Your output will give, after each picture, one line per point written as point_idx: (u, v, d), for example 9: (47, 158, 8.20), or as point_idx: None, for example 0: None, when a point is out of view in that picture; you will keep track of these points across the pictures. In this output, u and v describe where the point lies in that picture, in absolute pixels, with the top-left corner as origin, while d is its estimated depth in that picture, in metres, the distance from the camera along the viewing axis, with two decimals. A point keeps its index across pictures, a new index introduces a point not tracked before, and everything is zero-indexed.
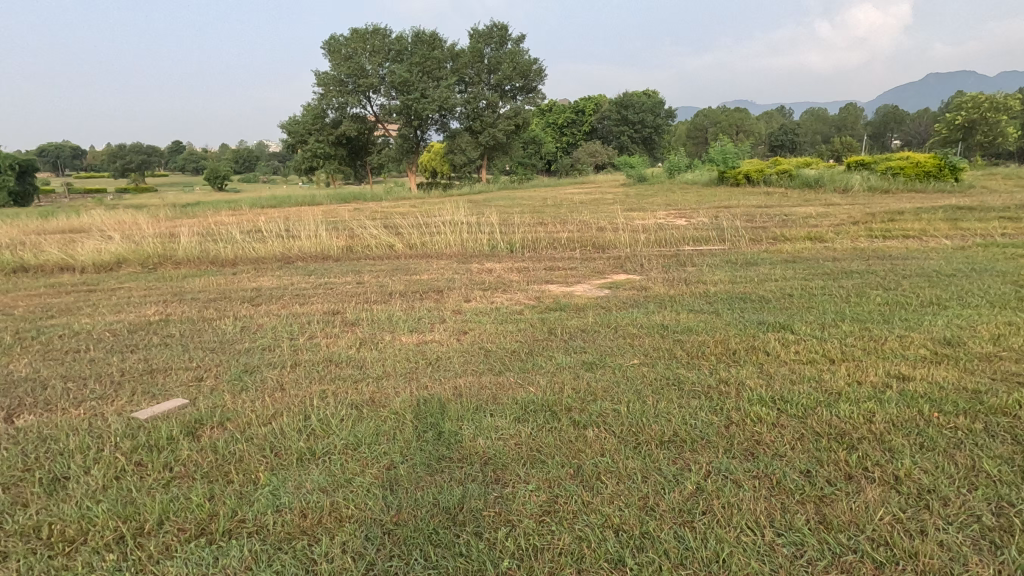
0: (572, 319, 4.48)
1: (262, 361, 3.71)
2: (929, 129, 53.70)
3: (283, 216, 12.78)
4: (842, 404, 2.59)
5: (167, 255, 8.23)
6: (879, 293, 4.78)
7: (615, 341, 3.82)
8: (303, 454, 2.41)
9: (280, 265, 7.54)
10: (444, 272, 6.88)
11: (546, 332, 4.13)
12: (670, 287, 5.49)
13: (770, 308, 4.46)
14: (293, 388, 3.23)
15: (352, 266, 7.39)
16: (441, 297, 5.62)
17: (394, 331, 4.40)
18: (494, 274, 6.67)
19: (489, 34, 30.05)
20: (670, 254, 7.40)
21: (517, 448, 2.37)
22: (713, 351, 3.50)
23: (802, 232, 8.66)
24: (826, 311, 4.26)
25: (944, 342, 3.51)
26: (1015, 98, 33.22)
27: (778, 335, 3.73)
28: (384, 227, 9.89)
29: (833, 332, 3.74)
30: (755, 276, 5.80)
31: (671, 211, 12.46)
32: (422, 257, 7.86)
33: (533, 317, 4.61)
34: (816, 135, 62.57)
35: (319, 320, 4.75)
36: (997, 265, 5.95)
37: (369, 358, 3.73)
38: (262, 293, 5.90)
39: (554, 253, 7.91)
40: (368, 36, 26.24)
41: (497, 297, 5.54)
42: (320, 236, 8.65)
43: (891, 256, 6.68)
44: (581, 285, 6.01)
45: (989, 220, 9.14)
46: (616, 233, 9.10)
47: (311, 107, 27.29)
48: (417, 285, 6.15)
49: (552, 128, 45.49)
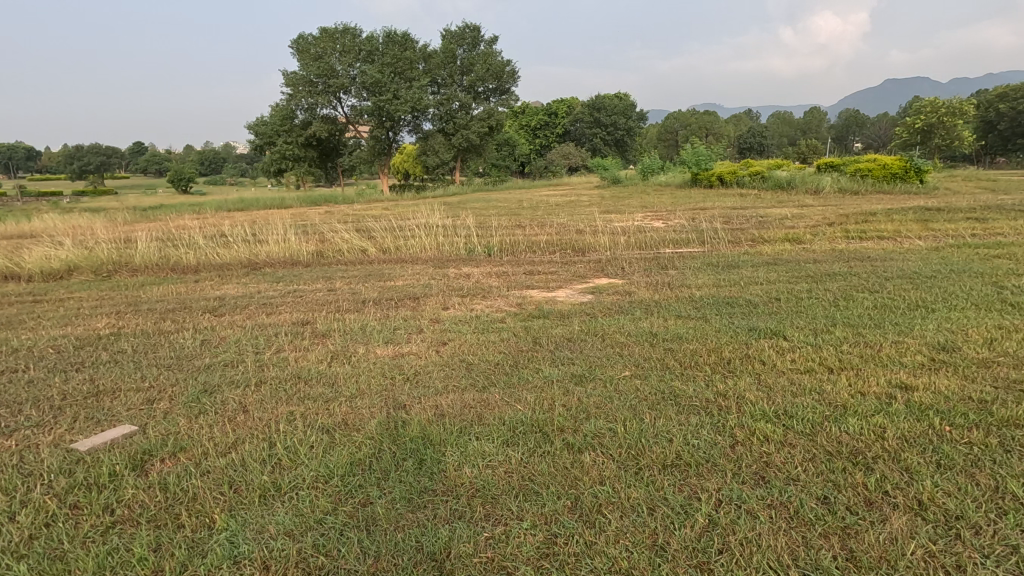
0: (556, 327, 4.28)
1: (223, 380, 3.40)
2: (889, 132, 55.54)
3: (250, 220, 12.33)
4: (850, 419, 2.45)
5: (124, 262, 7.76)
6: (865, 297, 4.72)
7: (603, 351, 3.64)
8: (267, 489, 2.14)
9: (246, 271, 7.17)
10: (420, 277, 6.62)
11: (531, 342, 3.92)
12: (655, 292, 5.35)
13: (759, 313, 4.34)
14: (257, 410, 2.94)
15: (324, 272, 7.07)
16: (418, 304, 5.36)
17: (369, 342, 4.13)
18: (472, 279, 6.45)
19: (461, 35, 29.77)
20: (651, 257, 7.29)
21: (508, 477, 2.16)
22: (707, 360, 3.34)
23: (779, 233, 8.68)
24: (816, 316, 4.16)
25: (939, 347, 3.42)
26: (969, 103, 34.51)
27: (771, 342, 3.60)
28: (356, 230, 9.56)
29: (826, 339, 3.62)
30: (738, 278, 5.71)
31: (648, 213, 12.44)
32: (397, 261, 7.58)
33: (516, 325, 4.39)
34: (782, 139, 64.12)
35: (287, 332, 4.44)
36: (974, 266, 5.99)
37: (341, 373, 3.46)
38: (225, 302, 5.54)
39: (533, 257, 7.72)
40: (338, 36, 25.82)
41: (476, 304, 5.31)
42: (290, 240, 8.29)
43: (870, 258, 6.69)
44: (563, 290, 5.83)
45: (957, 221, 9.31)
46: (596, 235, 8.96)
47: (279, 107, 26.62)
48: (393, 292, 5.87)
49: (525, 130, 45.48)
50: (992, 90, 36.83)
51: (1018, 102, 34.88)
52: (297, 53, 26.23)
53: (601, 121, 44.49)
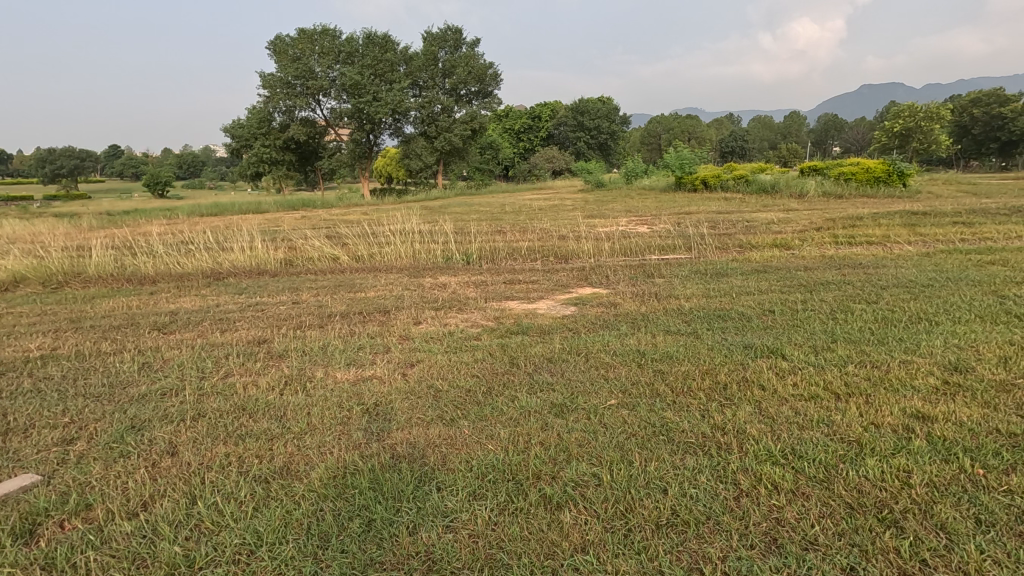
0: (535, 344, 3.93)
1: (155, 413, 2.98)
2: (867, 137, 56.38)
3: (220, 226, 11.79)
4: (869, 460, 2.13)
5: (76, 273, 7.26)
6: (863, 309, 4.44)
7: (586, 375, 3.29)
8: (177, 565, 1.76)
9: (208, 282, 6.72)
10: (393, 288, 6.24)
11: (507, 363, 3.55)
12: (642, 303, 5.03)
13: (753, 328, 4.03)
14: (187, 452, 2.53)
15: (291, 282, 6.66)
16: (387, 319, 4.96)
17: (328, 365, 3.72)
18: (448, 290, 6.07)
19: (443, 37, 29.29)
20: (636, 265, 6.98)
21: (472, 543, 1.80)
22: (701, 385, 3.01)
23: (766, 239, 8.44)
24: (815, 332, 3.86)
25: (951, 367, 3.12)
26: (946, 108, 35.00)
27: (769, 363, 3.29)
28: (328, 237, 9.14)
29: (828, 359, 3.32)
30: (728, 288, 5.41)
31: (632, 217, 12.18)
32: (370, 270, 7.17)
33: (491, 343, 4.02)
34: (763, 142, 64.78)
35: (239, 353, 4.02)
36: (970, 273, 5.76)
37: (292, 403, 3.06)
38: (178, 318, 5.09)
39: (514, 265, 7.37)
40: (317, 37, 25.34)
41: (451, 318, 4.92)
42: (256, 248, 7.84)
43: (862, 265, 6.45)
44: (544, 302, 5.48)
45: (944, 224, 9.19)
46: (579, 241, 8.63)
47: (256, 110, 26.01)
48: (363, 305, 5.48)
49: (509, 133, 45.11)
50: (966, 95, 37.43)
51: (991, 107, 35.49)
52: (274, 54, 25.64)
53: (584, 125, 44.39)
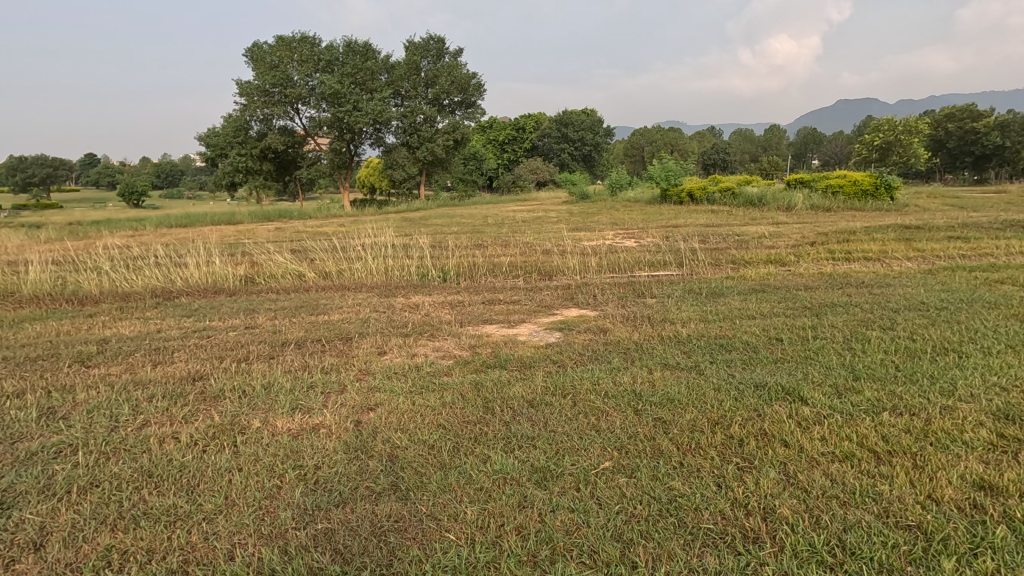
0: (514, 382, 3.40)
1: (35, 482, 2.38)
2: (847, 150, 57.24)
3: (185, 238, 11.12)
4: (943, 562, 1.65)
5: (11, 292, 6.59)
6: (880, 338, 3.96)
7: (574, 425, 2.77)
8: None
9: (155, 303, 6.09)
10: (360, 309, 5.68)
11: (480, 409, 3.01)
12: (634, 328, 4.54)
13: (762, 363, 3.53)
14: (61, 545, 1.96)
15: (248, 303, 6.05)
16: (348, 348, 4.38)
17: (269, 410, 3.14)
18: (421, 313, 5.50)
19: (425, 46, 28.71)
20: (625, 283, 6.50)
21: None
22: (711, 440, 2.51)
23: (760, 254, 8.03)
24: (833, 367, 3.38)
25: (1002, 416, 2.64)
26: (923, 122, 35.50)
27: (788, 409, 2.80)
28: (295, 252, 8.53)
29: (857, 404, 2.82)
30: (726, 311, 4.93)
31: (619, 230, 11.76)
32: (337, 289, 6.59)
33: (463, 381, 3.47)
34: (744, 155, 65.53)
35: (166, 393, 3.42)
36: (983, 294, 5.36)
37: (213, 466, 2.49)
38: (108, 348, 4.45)
39: (494, 283, 6.84)
40: (295, 45, 24.73)
41: (421, 347, 4.37)
42: (214, 264, 7.21)
43: (864, 284, 6.04)
44: (525, 326, 4.96)
45: (939, 239, 8.90)
46: (564, 256, 8.13)
47: (232, 118, 25.28)
48: (324, 330, 4.91)
49: (494, 143, 44.75)
50: (941, 110, 37.98)
51: (965, 122, 36.02)
52: (252, 61, 24.92)
53: (568, 136, 44.32)
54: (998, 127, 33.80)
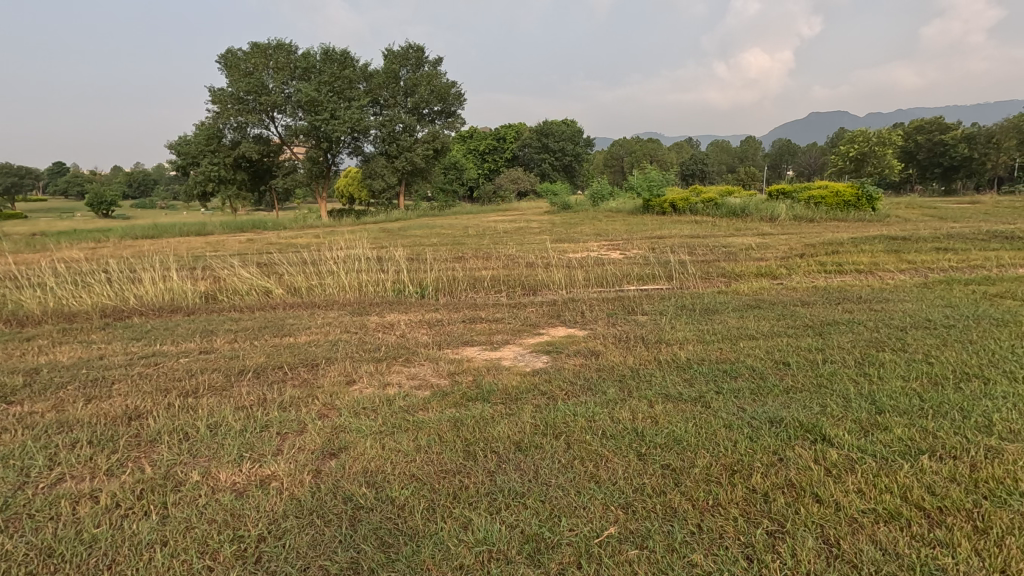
0: (499, 419, 2.99)
1: None
2: (820, 161, 58.45)
3: (147, 251, 10.50)
4: None
5: None
6: (894, 361, 3.66)
7: (570, 476, 2.38)
8: None
9: (102, 324, 5.54)
10: (330, 330, 5.22)
11: (460, 455, 2.60)
12: (628, 351, 4.17)
13: (774, 393, 3.18)
14: None
15: (207, 323, 5.55)
16: (313, 376, 3.93)
17: (212, 459, 2.68)
18: (396, 334, 5.06)
19: (405, 55, 28.23)
20: (613, 298, 6.16)
21: None
22: (732, 495, 2.15)
23: (750, 267, 7.78)
24: (853, 399, 3.04)
25: None
26: (896, 133, 36.27)
27: (813, 452, 2.45)
28: (263, 266, 8.01)
29: (888, 444, 2.49)
30: (724, 330, 4.61)
31: (603, 241, 11.51)
32: (306, 307, 6.11)
33: (440, 418, 3.05)
34: (722, 166, 66.43)
35: (93, 436, 2.93)
36: (986, 309, 5.14)
37: (134, 538, 2.05)
38: (37, 380, 3.91)
39: (476, 299, 6.44)
40: (271, 52, 24.15)
41: (394, 375, 3.95)
42: (172, 281, 6.69)
43: (862, 298, 5.79)
44: (509, 348, 4.56)
45: (927, 250, 8.78)
46: (548, 270, 7.77)
47: (204, 126, 24.57)
48: (288, 354, 4.45)
49: (474, 153, 44.43)
50: (911, 122, 38.85)
51: (934, 135, 36.86)
52: (225, 68, 24.23)
53: (549, 147, 44.36)
54: (965, 139, 34.74)
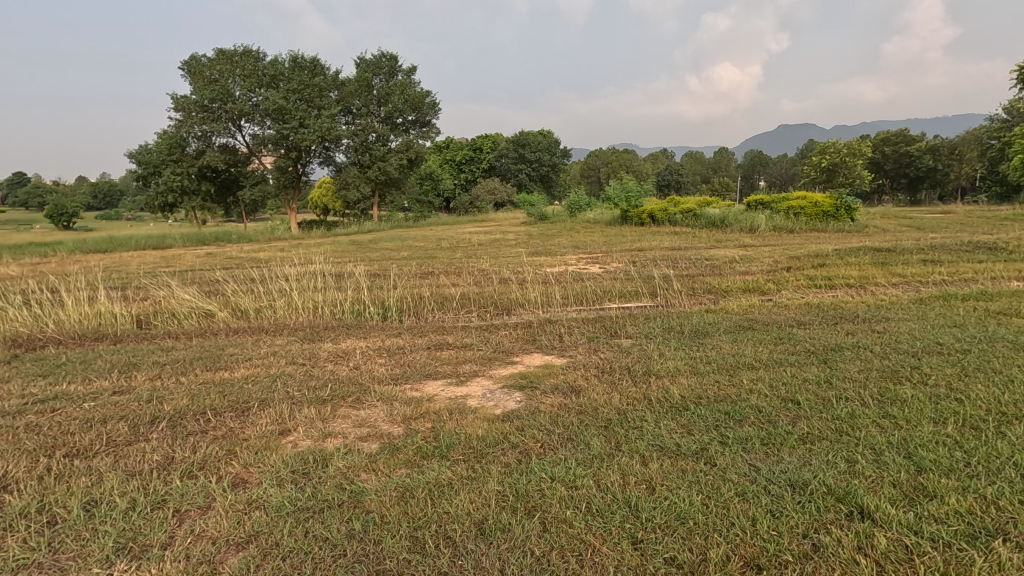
0: (458, 488, 2.38)
1: None
2: (792, 172, 59.53)
3: (88, 267, 9.61)
4: None
5: None
6: (918, 397, 3.17)
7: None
8: None
9: (7, 357, 4.76)
10: (273, 361, 4.55)
11: (406, 546, 2.01)
12: (613, 387, 3.60)
13: (788, 444, 2.66)
14: None
15: (133, 354, 4.83)
16: (240, 424, 3.27)
17: (78, 557, 2.04)
18: (348, 366, 4.42)
19: (377, 63, 27.59)
20: (594, 319, 5.65)
21: None
22: None
23: (736, 281, 7.37)
24: (887, 454, 2.51)
25: None
26: (865, 145, 36.89)
27: (855, 534, 1.93)
28: (210, 285, 7.27)
29: (947, 520, 1.98)
30: (718, 358, 4.11)
31: (582, 254, 11.04)
32: (251, 333, 5.41)
33: (386, 485, 2.45)
34: (697, 176, 67.19)
35: None
36: (996, 329, 4.75)
37: None
38: None
39: (444, 322, 5.82)
40: (237, 59, 23.35)
41: (339, 421, 3.33)
42: (101, 304, 5.92)
43: (860, 316, 5.38)
44: (475, 383, 3.97)
45: (914, 262, 8.50)
46: (523, 287, 7.22)
47: (167, 134, 23.55)
48: (218, 393, 3.79)
49: (450, 163, 43.92)
50: (878, 135, 39.48)
51: (899, 146, 37.54)
52: (189, 75, 23.31)
53: (525, 157, 44.17)
54: (930, 151, 35.58)
